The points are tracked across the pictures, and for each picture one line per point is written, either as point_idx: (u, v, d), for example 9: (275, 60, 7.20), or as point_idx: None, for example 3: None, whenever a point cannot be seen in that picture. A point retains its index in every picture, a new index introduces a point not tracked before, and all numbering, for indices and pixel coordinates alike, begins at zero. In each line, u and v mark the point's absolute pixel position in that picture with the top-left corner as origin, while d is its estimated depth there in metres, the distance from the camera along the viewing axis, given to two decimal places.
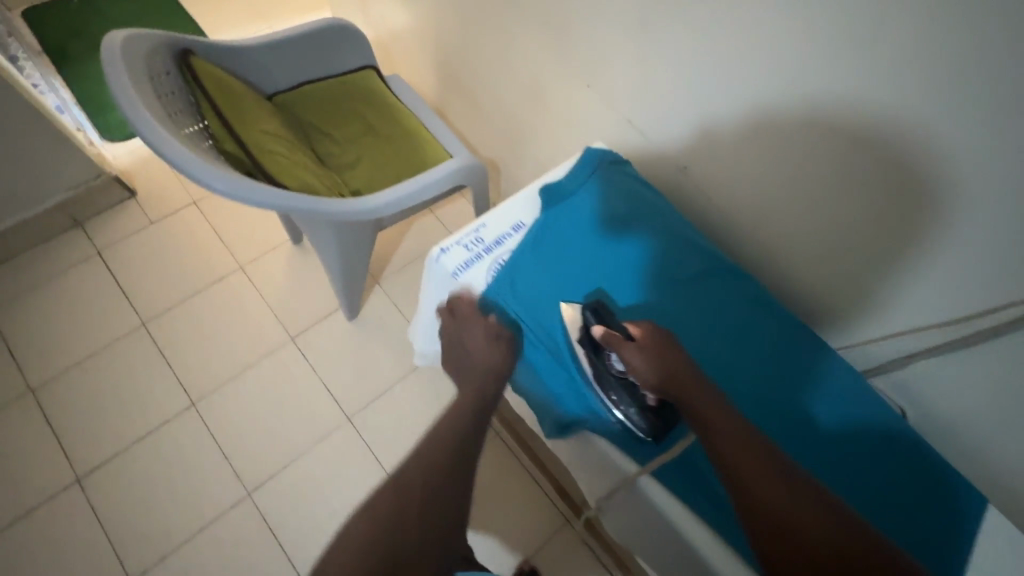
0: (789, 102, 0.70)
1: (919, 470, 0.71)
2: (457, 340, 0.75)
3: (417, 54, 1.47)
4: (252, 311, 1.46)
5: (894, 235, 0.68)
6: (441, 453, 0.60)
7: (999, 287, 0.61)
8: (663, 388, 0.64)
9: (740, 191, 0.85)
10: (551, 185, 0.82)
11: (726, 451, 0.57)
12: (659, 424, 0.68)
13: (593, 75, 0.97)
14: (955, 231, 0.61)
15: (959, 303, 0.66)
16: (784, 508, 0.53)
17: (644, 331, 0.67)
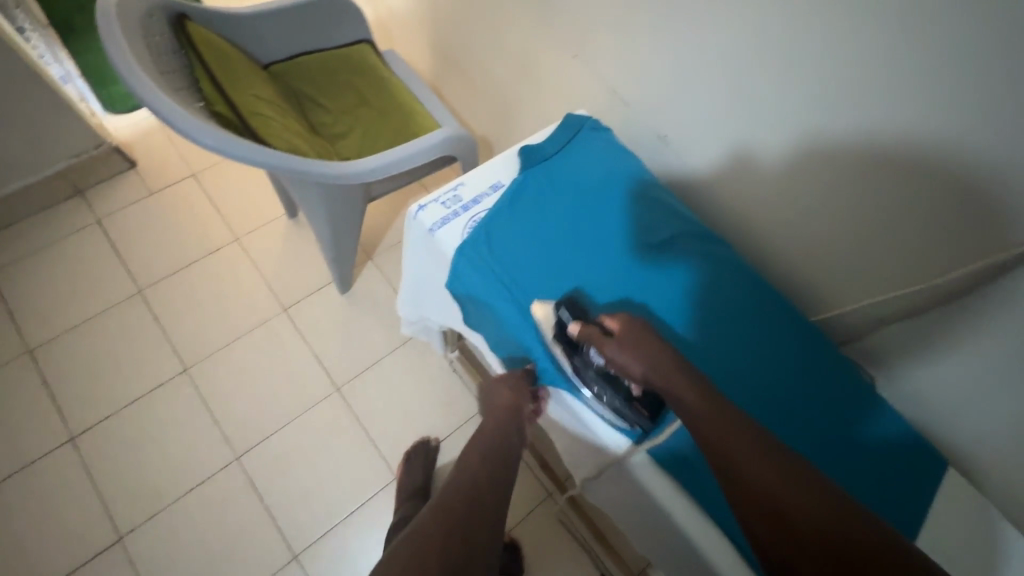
0: (790, 50, 0.71)
1: (880, 431, 0.72)
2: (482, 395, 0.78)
3: (413, 33, 1.49)
4: (246, 281, 1.48)
5: (884, 190, 0.69)
6: (476, 480, 0.65)
7: (994, 228, 0.61)
8: (642, 378, 0.66)
9: (727, 153, 0.87)
10: (528, 147, 0.85)
11: (709, 434, 0.59)
12: (645, 412, 0.69)
13: (580, 44, 1.00)
14: (946, 180, 0.63)
15: (938, 263, 0.68)
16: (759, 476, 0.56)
17: (621, 323, 0.69)
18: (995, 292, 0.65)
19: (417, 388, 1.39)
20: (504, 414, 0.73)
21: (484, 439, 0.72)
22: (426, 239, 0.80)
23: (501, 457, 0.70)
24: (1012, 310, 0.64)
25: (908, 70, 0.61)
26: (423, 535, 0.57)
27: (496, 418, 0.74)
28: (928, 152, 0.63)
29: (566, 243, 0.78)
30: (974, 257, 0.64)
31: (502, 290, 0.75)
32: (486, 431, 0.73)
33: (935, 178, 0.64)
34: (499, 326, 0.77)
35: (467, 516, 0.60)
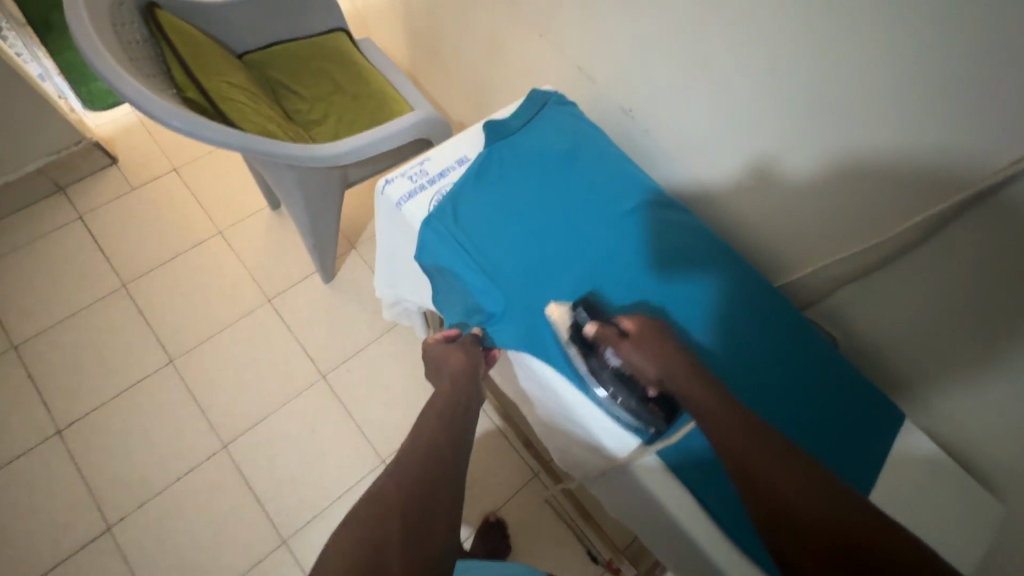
0: (741, 12, 0.72)
1: (843, 390, 0.73)
2: (441, 364, 0.78)
3: (389, 22, 1.50)
4: (230, 273, 1.49)
5: (831, 143, 0.71)
6: (435, 440, 0.68)
7: (952, 173, 0.61)
8: (659, 381, 0.67)
9: (690, 122, 0.88)
10: (495, 121, 0.87)
11: (725, 437, 0.59)
12: (661, 414, 0.69)
13: (546, 23, 1.02)
14: (890, 127, 0.64)
15: (882, 216, 0.70)
16: (770, 474, 0.56)
17: (637, 324, 0.69)
18: (933, 247, 0.67)
19: (402, 374, 1.41)
20: (460, 376, 0.75)
21: (444, 400, 0.74)
22: (394, 213, 0.82)
23: (459, 420, 0.72)
24: (964, 255, 0.64)
25: (860, 19, 0.61)
26: (381, 504, 0.59)
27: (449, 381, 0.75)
28: (870, 100, 0.64)
29: (541, 228, 0.79)
30: (915, 202, 0.66)
31: (468, 259, 0.76)
32: (443, 391, 0.75)
33: (875, 123, 0.65)
34: (474, 302, 0.77)
35: (428, 483, 0.62)
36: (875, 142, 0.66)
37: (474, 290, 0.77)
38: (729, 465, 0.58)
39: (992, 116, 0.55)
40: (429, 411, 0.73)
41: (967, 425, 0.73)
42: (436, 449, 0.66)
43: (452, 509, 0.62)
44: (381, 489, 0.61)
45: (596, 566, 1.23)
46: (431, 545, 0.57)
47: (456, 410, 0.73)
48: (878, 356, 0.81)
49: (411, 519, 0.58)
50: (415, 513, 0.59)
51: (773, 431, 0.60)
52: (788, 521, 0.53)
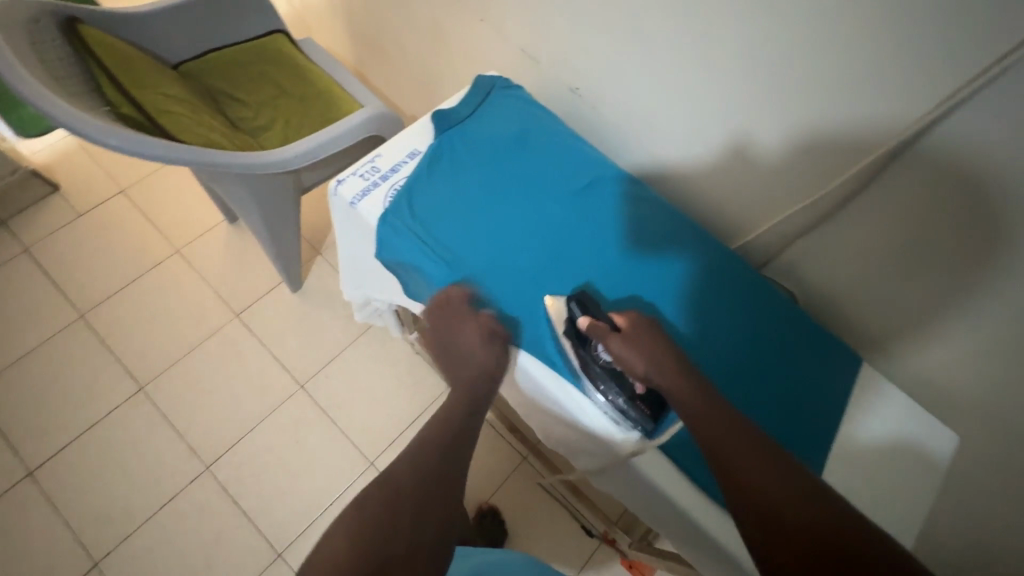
0: None
1: (805, 342, 0.76)
2: (460, 333, 0.73)
3: (329, 19, 1.46)
4: (193, 292, 1.45)
5: (767, 106, 0.73)
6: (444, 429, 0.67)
7: (888, 118, 0.63)
8: (648, 376, 0.66)
9: (636, 94, 0.88)
10: (442, 111, 0.86)
11: (712, 437, 0.59)
12: (648, 412, 0.69)
13: (485, 7, 1.01)
14: (826, 77, 0.65)
15: (821, 170, 0.73)
16: (755, 481, 0.54)
17: (629, 321, 0.70)
18: (873, 194, 0.70)
19: (381, 375, 1.40)
20: (476, 369, 0.73)
21: (464, 396, 0.72)
22: (350, 213, 0.81)
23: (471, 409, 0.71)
24: (911, 198, 0.66)
25: None
26: (372, 491, 0.57)
27: (469, 368, 0.73)
28: (798, 61, 0.67)
29: (504, 217, 0.79)
30: (850, 154, 0.69)
31: (428, 251, 0.76)
32: (461, 381, 0.73)
33: (811, 75, 0.67)
34: (439, 292, 0.77)
35: (430, 463, 0.61)
36: (807, 100, 0.69)
37: (438, 279, 0.76)
38: (719, 474, 0.57)
39: (915, 58, 0.57)
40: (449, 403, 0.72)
41: (922, 364, 0.77)
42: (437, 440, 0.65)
43: (446, 495, 0.60)
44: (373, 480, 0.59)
45: (592, 540, 1.25)
46: (424, 534, 0.55)
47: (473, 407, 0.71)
48: (835, 307, 0.84)
49: (404, 508, 0.56)
50: (418, 495, 0.58)
51: (764, 439, 0.58)
52: (773, 521, 0.52)
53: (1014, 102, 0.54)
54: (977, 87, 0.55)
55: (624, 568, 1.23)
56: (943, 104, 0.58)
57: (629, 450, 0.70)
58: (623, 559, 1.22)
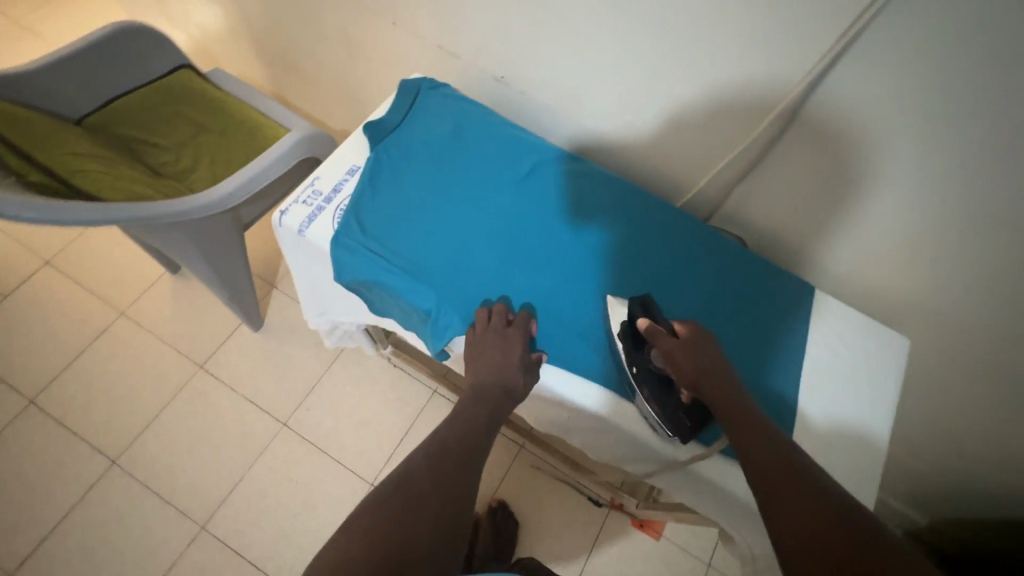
0: None
1: (763, 280, 0.80)
2: (487, 347, 0.70)
3: (234, 45, 1.40)
4: (149, 352, 1.39)
5: (685, 65, 0.76)
6: (459, 442, 0.65)
7: (798, 57, 0.66)
8: (694, 383, 0.63)
9: (561, 72, 0.89)
10: (373, 122, 0.85)
11: (757, 460, 0.55)
12: (689, 424, 0.67)
13: (394, 10, 0.99)
14: (734, 28, 0.68)
15: (746, 117, 0.76)
16: (799, 515, 0.48)
17: (690, 328, 0.66)
18: (795, 132, 0.73)
19: (363, 397, 1.38)
20: (497, 383, 0.70)
21: (487, 409, 0.69)
22: (300, 241, 0.78)
23: (485, 425, 0.68)
24: (834, 129, 0.70)
25: None
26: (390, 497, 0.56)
27: (496, 383, 0.70)
28: (706, 17, 0.69)
29: (460, 218, 0.79)
30: (768, 98, 0.72)
31: (388, 264, 0.75)
32: (484, 393, 0.70)
33: (720, 28, 0.69)
34: (407, 303, 0.76)
35: (447, 480, 0.60)
36: (722, 53, 0.71)
37: (405, 291, 0.75)
38: (761, 501, 0.52)
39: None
40: (469, 412, 0.69)
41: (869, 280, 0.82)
42: (455, 449, 0.64)
43: (465, 495, 0.59)
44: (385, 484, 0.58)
45: (600, 509, 1.29)
46: (440, 549, 0.53)
47: (493, 420, 0.69)
48: (782, 242, 0.88)
49: (428, 513, 0.55)
50: (437, 507, 0.56)
51: (815, 474, 0.52)
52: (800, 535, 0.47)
53: (906, 23, 0.57)
54: (872, 14, 0.58)
55: (635, 528, 1.28)
56: (844, 36, 0.61)
57: (686, 458, 0.70)
58: (634, 519, 1.27)
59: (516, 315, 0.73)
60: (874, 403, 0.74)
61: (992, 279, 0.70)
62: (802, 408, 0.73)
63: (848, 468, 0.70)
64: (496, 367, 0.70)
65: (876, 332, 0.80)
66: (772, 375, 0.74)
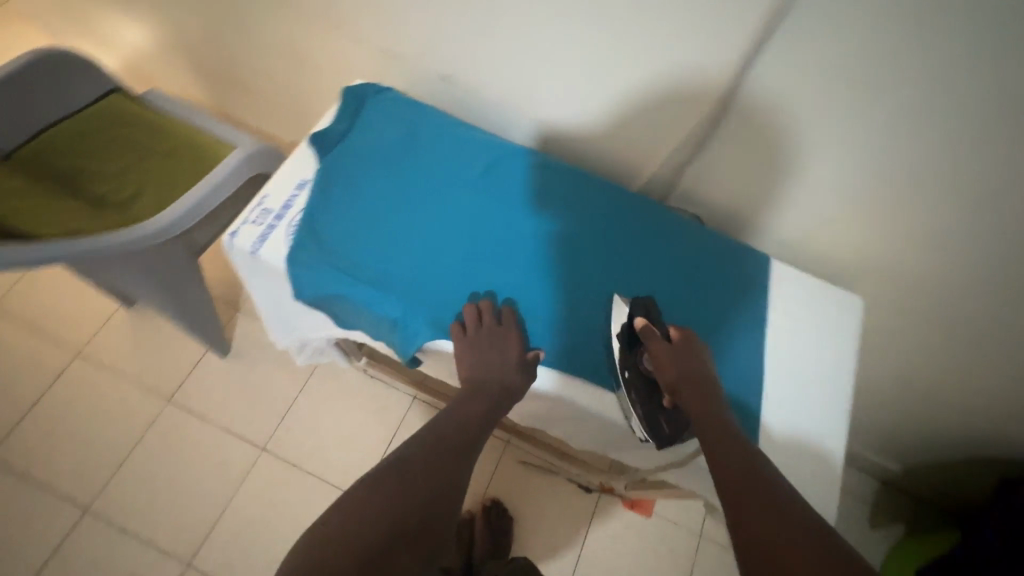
0: None
1: (722, 254, 0.81)
2: (482, 344, 0.70)
3: (168, 63, 1.35)
4: (113, 390, 1.33)
5: (625, 50, 0.76)
6: (455, 438, 0.66)
7: (732, 34, 0.68)
8: (674, 387, 0.64)
9: (505, 66, 0.89)
10: (319, 133, 0.82)
11: (729, 469, 0.56)
12: (666, 427, 0.67)
13: (330, 15, 0.97)
14: (668, 10, 0.69)
15: (689, 96, 0.77)
16: (764, 523, 0.51)
17: (683, 335, 0.68)
18: (737, 108, 0.75)
19: (342, 412, 1.35)
20: (495, 381, 0.69)
21: (484, 406, 0.68)
22: (254, 262, 0.76)
23: (479, 421, 0.68)
24: (774, 101, 0.72)
25: None
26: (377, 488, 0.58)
27: (495, 381, 0.69)
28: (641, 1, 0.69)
29: (419, 224, 0.78)
30: (708, 77, 0.73)
31: (349, 277, 0.74)
32: (483, 391, 0.69)
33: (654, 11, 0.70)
34: (373, 314, 0.74)
35: (438, 475, 0.61)
36: (659, 36, 0.72)
37: (370, 302, 0.74)
38: (727, 507, 0.54)
39: None
40: (465, 408, 0.68)
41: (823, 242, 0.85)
42: (449, 446, 0.65)
43: (451, 498, 0.60)
44: (373, 473, 0.60)
45: (591, 494, 1.31)
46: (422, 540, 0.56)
47: (489, 417, 0.69)
48: (737, 215, 0.90)
49: (418, 506, 0.57)
50: (425, 500, 0.58)
51: (777, 481, 0.55)
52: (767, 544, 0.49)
53: None
54: None
55: (626, 508, 1.30)
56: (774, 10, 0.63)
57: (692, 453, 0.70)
58: (624, 500, 1.29)
59: (505, 308, 0.73)
60: (837, 360, 0.77)
61: (933, 219, 0.75)
62: (770, 373, 0.75)
63: (818, 427, 0.73)
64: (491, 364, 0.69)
65: (833, 293, 0.82)
66: (740, 346, 0.75)
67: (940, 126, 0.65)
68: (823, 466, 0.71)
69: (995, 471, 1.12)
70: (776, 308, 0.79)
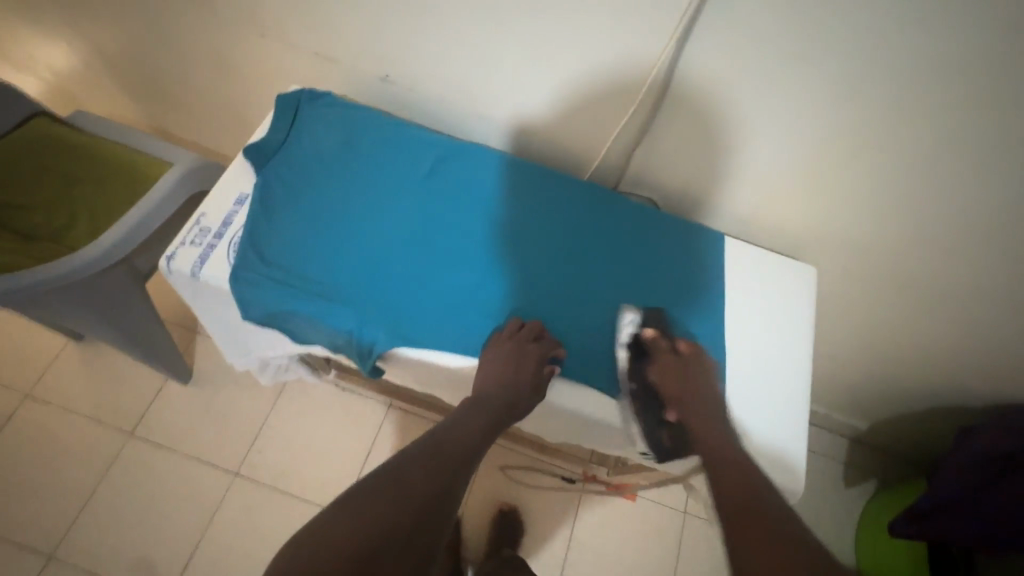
0: None
1: (674, 235, 0.82)
2: (505, 359, 0.68)
3: (94, 83, 1.28)
4: (68, 430, 1.27)
5: (560, 39, 0.75)
6: (456, 449, 0.63)
7: (663, 14, 0.67)
8: (680, 398, 0.68)
9: (442, 62, 0.87)
10: (254, 145, 0.79)
11: (726, 484, 0.59)
12: (668, 440, 0.70)
13: (257, 21, 0.93)
14: None
15: (628, 81, 0.77)
16: (756, 532, 0.53)
17: (691, 349, 0.72)
18: (676, 89, 0.75)
19: (316, 428, 1.32)
20: (502, 397, 0.68)
21: (488, 421, 0.67)
22: (197, 285, 0.73)
23: (481, 435, 0.66)
24: (711, 80, 0.72)
25: None
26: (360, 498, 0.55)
27: (504, 397, 0.68)
28: None
29: (370, 232, 0.76)
30: (644, 61, 0.73)
31: (299, 291, 0.72)
32: (489, 406, 0.68)
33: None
34: (328, 328, 0.71)
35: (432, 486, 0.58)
36: (591, 22, 0.71)
37: (325, 316, 0.71)
38: (725, 519, 0.56)
39: None
40: (470, 420, 0.67)
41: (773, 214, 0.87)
42: (451, 457, 0.62)
43: (444, 508, 0.57)
44: (369, 479, 0.58)
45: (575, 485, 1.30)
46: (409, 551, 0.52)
47: (491, 432, 0.67)
48: (689, 195, 0.91)
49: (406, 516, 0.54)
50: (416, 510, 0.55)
51: (762, 490, 0.58)
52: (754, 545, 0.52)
53: None
54: None
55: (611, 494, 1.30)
56: None
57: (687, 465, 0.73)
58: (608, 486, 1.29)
59: (531, 323, 0.72)
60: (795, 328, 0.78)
61: (873, 183, 0.77)
62: (731, 347, 0.76)
63: (784, 396, 0.73)
64: (510, 380, 0.68)
65: (786, 265, 0.83)
66: (699, 324, 0.76)
67: (868, 91, 0.66)
68: (794, 430, 0.71)
69: (955, 420, 1.16)
70: (730, 284, 0.80)
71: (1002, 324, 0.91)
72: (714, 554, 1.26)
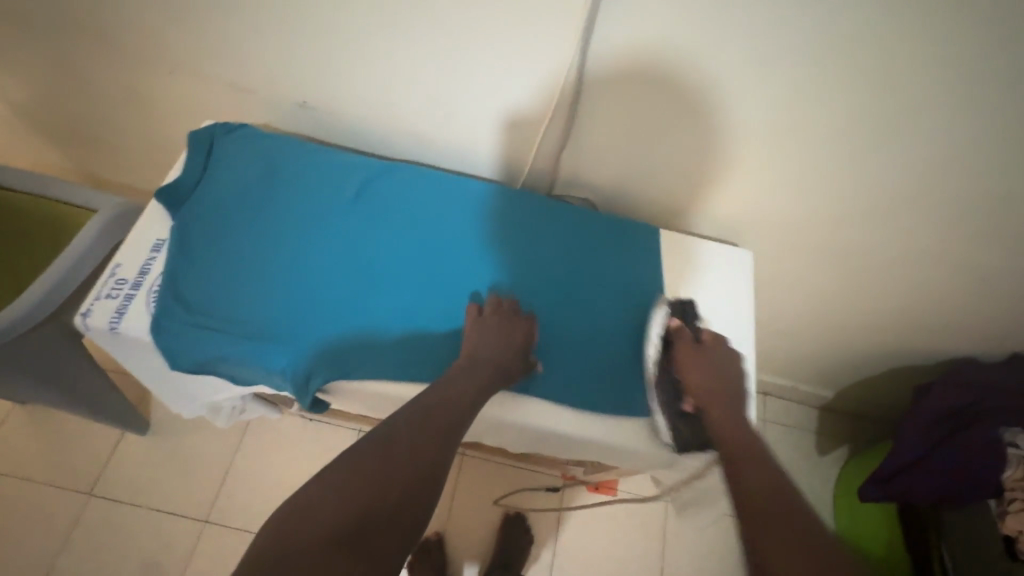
0: None
1: (611, 232, 0.82)
2: (488, 328, 0.70)
3: (9, 136, 1.23)
4: (21, 500, 1.21)
5: (469, 51, 0.75)
6: (444, 413, 0.60)
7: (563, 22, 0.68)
8: (697, 384, 0.68)
9: (356, 83, 0.85)
10: (166, 188, 0.77)
11: (752, 479, 0.57)
12: (684, 430, 0.69)
13: (166, 58, 0.90)
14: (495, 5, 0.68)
15: (542, 86, 0.77)
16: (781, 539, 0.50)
17: (713, 337, 0.72)
18: (589, 90, 0.76)
19: (285, 463, 1.29)
20: (489, 363, 0.66)
21: (479, 383, 0.65)
22: (118, 339, 0.69)
23: (472, 399, 0.63)
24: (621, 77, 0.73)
25: None
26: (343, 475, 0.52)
27: (493, 363, 0.67)
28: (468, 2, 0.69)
29: (299, 262, 0.74)
30: (554, 68, 0.74)
31: (226, 334, 0.69)
32: (479, 366, 0.66)
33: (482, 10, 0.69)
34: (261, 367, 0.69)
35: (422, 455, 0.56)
36: (496, 34, 0.72)
37: (258, 355, 0.69)
38: (742, 516, 0.54)
39: None
40: (457, 382, 0.64)
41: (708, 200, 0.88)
42: (439, 422, 0.59)
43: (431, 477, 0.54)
44: (361, 443, 0.56)
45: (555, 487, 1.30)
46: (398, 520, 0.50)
47: (483, 395, 0.64)
48: (622, 189, 0.92)
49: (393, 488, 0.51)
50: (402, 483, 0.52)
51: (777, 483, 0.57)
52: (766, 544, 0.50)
53: None
54: None
55: (591, 492, 1.30)
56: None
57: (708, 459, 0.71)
58: (588, 484, 1.29)
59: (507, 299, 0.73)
60: (736, 311, 0.79)
61: (793, 160, 0.79)
62: None
63: None
64: (495, 347, 0.68)
65: (723, 252, 0.84)
66: (637, 319, 0.76)
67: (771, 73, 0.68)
68: None
69: (906, 377, 1.20)
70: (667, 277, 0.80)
71: (935, 281, 0.94)
72: (698, 538, 1.27)
